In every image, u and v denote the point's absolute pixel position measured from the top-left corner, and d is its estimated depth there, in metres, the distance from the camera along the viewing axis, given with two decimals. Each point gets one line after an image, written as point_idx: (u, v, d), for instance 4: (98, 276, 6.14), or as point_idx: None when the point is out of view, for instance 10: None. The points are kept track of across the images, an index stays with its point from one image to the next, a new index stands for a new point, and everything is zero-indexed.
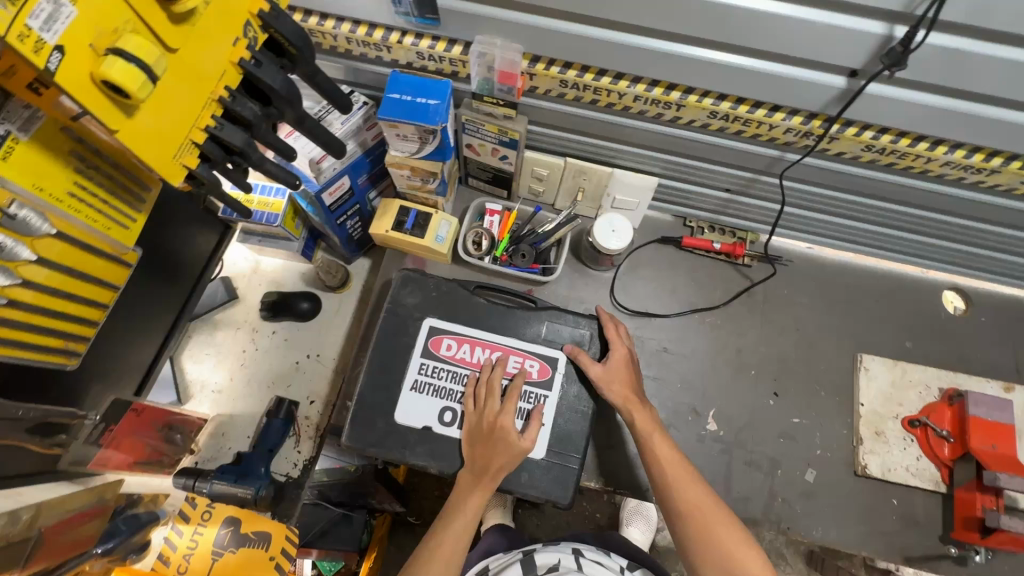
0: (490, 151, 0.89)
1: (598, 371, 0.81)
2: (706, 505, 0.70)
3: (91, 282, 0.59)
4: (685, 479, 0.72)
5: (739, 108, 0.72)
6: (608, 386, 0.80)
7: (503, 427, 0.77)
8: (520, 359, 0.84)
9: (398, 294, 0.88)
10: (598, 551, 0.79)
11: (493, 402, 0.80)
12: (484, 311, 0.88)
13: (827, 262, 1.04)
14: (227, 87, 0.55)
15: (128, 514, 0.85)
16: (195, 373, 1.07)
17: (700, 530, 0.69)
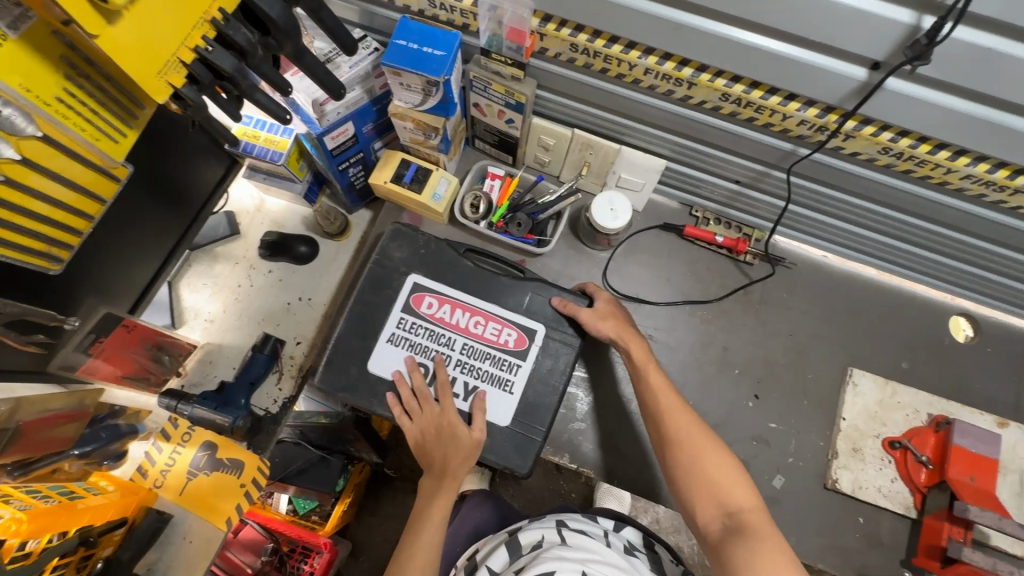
0: (497, 112, 0.88)
1: (586, 315, 0.84)
2: (700, 436, 0.73)
3: (77, 191, 0.60)
4: (679, 408, 0.76)
5: (752, 92, 0.68)
6: (600, 322, 0.83)
7: (450, 428, 0.79)
8: (499, 327, 0.84)
9: (387, 248, 0.88)
10: (582, 519, 0.82)
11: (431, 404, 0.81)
12: (470, 273, 0.87)
13: (832, 270, 1.00)
14: (222, 9, 0.54)
15: (108, 423, 0.92)
16: (190, 301, 1.09)
17: (693, 460, 0.72)
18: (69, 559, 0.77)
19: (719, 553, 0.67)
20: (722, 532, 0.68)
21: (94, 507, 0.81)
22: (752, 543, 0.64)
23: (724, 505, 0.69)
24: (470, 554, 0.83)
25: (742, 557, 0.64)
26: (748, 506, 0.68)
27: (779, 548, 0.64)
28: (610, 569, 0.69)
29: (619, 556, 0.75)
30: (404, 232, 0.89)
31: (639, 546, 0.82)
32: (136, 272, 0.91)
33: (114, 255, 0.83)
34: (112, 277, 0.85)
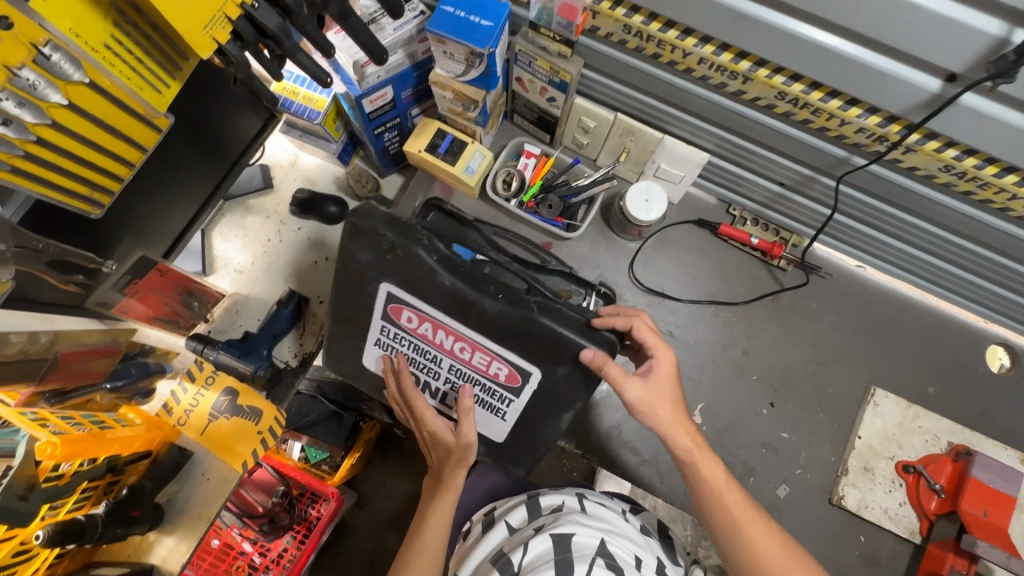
0: (539, 89, 0.85)
1: (635, 391, 0.67)
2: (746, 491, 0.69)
3: (120, 137, 0.61)
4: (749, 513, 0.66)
5: (811, 93, 0.64)
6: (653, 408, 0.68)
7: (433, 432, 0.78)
8: (486, 358, 0.71)
9: (347, 248, 0.69)
10: (602, 496, 0.82)
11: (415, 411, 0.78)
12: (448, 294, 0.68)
13: (868, 284, 0.97)
14: None
15: (139, 360, 0.96)
16: (221, 251, 1.12)
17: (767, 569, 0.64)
18: (98, 482, 0.87)
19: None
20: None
21: (123, 437, 0.88)
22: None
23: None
24: (488, 510, 0.84)
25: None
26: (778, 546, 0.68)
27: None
28: (627, 543, 0.69)
29: (635, 533, 0.75)
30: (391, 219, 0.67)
31: (654, 531, 0.83)
32: (173, 219, 0.93)
33: (155, 201, 0.86)
34: (149, 223, 0.87)
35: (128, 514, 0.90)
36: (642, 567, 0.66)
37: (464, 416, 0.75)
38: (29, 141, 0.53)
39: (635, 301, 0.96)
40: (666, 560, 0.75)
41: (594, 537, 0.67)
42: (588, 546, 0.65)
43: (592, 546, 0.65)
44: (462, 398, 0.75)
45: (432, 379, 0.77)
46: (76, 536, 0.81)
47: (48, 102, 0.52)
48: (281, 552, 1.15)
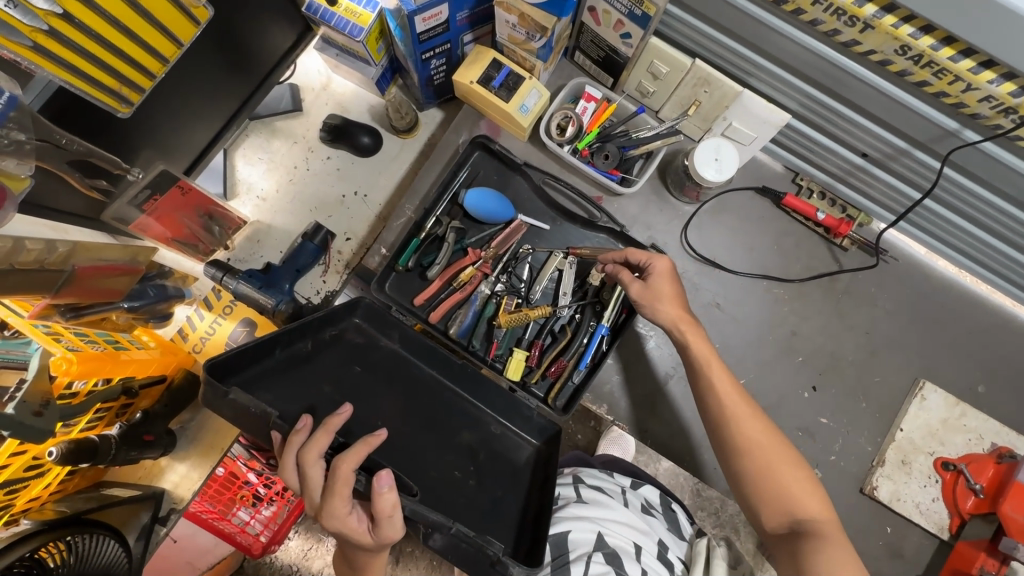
0: (614, 22, 0.77)
1: (636, 292, 0.77)
2: (804, 479, 0.69)
3: (151, 23, 0.54)
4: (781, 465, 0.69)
5: (941, 49, 0.56)
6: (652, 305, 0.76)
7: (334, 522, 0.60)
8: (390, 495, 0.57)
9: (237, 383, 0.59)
10: (599, 474, 0.83)
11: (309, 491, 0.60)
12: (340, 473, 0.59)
13: (931, 273, 0.91)
14: None
15: (156, 283, 0.90)
16: (244, 174, 1.05)
17: (759, 464, 0.69)
18: (112, 403, 0.83)
19: (788, 556, 0.67)
20: (788, 536, 0.68)
21: (138, 360, 0.85)
22: (820, 547, 0.65)
23: (793, 510, 0.68)
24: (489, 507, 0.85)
25: (813, 558, 0.64)
26: (822, 516, 0.67)
27: (849, 561, 0.64)
28: (625, 530, 0.73)
29: (636, 515, 0.76)
30: (206, 400, 0.59)
31: (656, 505, 0.81)
32: (198, 134, 0.86)
33: (186, 108, 0.79)
34: (172, 134, 0.80)
35: (141, 438, 0.88)
36: (641, 555, 0.71)
37: (385, 521, 0.58)
38: (55, 15, 0.47)
39: (685, 268, 0.91)
40: (668, 542, 0.76)
41: (590, 531, 0.72)
42: (585, 543, 0.71)
43: (589, 542, 0.71)
44: (380, 500, 0.57)
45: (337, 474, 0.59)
46: (90, 456, 0.79)
47: None
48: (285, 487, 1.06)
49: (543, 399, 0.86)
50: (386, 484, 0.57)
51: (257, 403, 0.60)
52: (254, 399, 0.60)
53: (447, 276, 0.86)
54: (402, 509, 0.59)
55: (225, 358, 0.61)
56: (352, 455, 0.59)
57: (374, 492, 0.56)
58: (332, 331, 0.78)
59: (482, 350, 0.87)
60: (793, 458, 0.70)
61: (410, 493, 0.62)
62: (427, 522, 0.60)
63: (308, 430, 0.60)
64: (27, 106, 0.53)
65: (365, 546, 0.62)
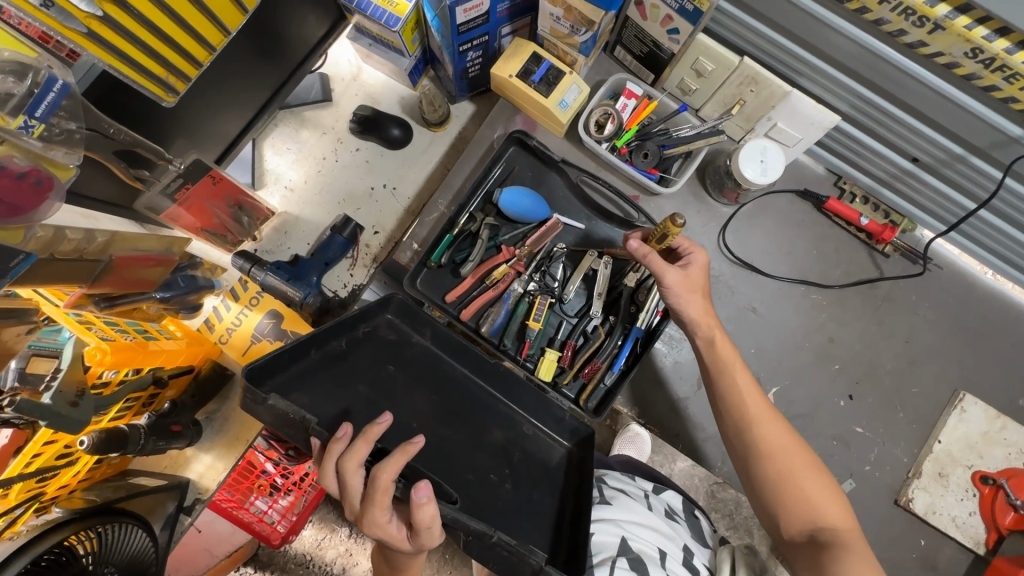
0: (662, 17, 0.75)
1: (674, 279, 0.72)
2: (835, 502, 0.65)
3: (199, 10, 0.54)
4: (823, 486, 0.66)
5: (1016, 53, 0.54)
6: (686, 295, 0.73)
7: (374, 530, 0.59)
8: (427, 508, 0.56)
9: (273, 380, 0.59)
10: (622, 477, 0.81)
11: (349, 498, 0.60)
12: (378, 486, 0.58)
13: (975, 282, 0.89)
14: None
15: (188, 273, 0.89)
16: (273, 164, 1.03)
17: (781, 468, 0.66)
18: (140, 394, 0.82)
19: (809, 562, 0.63)
20: (803, 543, 0.64)
21: (167, 351, 0.82)
22: (844, 556, 0.60)
23: (813, 516, 0.64)
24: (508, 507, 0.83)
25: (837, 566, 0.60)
26: (841, 524, 0.64)
27: (872, 567, 0.60)
28: (649, 534, 0.71)
29: (660, 520, 0.75)
30: (245, 405, 0.60)
31: (679, 511, 0.79)
32: (229, 122, 0.85)
33: (221, 95, 0.78)
34: (203, 122, 0.78)
35: (168, 428, 0.89)
36: (666, 561, 0.69)
37: (424, 531, 0.57)
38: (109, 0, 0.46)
39: (721, 271, 0.89)
40: (692, 548, 0.74)
41: (615, 535, 0.71)
42: (608, 547, 0.70)
43: (613, 546, 0.70)
44: (419, 511, 0.56)
45: (374, 484, 0.58)
46: (119, 445, 0.78)
47: None
48: (303, 477, 0.96)
49: (575, 400, 0.85)
50: (425, 495, 0.56)
51: (296, 408, 0.60)
52: (293, 405, 0.61)
53: (479, 273, 0.85)
54: (442, 519, 0.58)
55: (264, 361, 0.62)
56: (392, 464, 0.58)
57: (413, 502, 0.56)
58: (365, 328, 0.77)
59: (513, 349, 0.86)
60: (813, 461, 0.67)
61: (450, 501, 0.62)
62: (467, 530, 0.59)
63: (347, 439, 0.60)
64: (79, 95, 0.51)
65: (403, 551, 0.62)
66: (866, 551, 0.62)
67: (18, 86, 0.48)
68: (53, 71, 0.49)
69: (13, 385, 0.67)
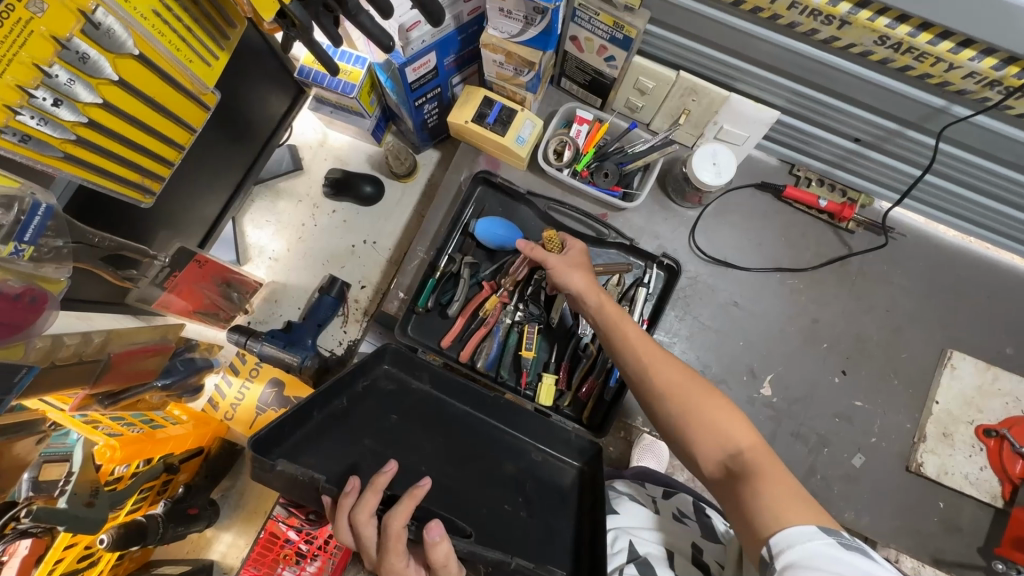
0: (597, 48, 0.80)
1: (556, 260, 0.78)
2: (736, 426, 0.62)
3: (165, 115, 0.56)
4: (726, 413, 0.63)
5: (919, 35, 0.59)
6: (569, 271, 0.76)
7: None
8: (438, 546, 0.57)
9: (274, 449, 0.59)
10: (632, 484, 0.86)
11: (365, 547, 0.62)
12: (390, 534, 0.59)
13: (941, 243, 0.92)
14: None
15: (185, 356, 0.91)
16: (255, 238, 1.07)
17: (681, 404, 0.65)
18: (154, 483, 0.84)
19: (729, 499, 0.59)
20: (724, 478, 0.61)
21: (175, 437, 0.84)
22: (755, 482, 0.57)
23: (722, 447, 0.61)
24: None
25: (753, 500, 0.56)
26: (747, 445, 0.61)
27: (788, 487, 0.56)
28: (657, 537, 0.74)
29: (668, 521, 0.78)
30: (255, 473, 0.61)
31: (689, 512, 0.82)
32: (204, 206, 0.89)
33: (194, 185, 0.82)
34: (179, 211, 0.81)
35: (186, 512, 0.90)
36: (674, 560, 0.71)
37: (442, 570, 0.58)
38: (82, 124, 0.49)
39: (698, 271, 0.93)
40: (702, 544, 0.76)
41: (623, 541, 0.73)
42: (620, 552, 0.73)
43: (624, 553, 0.72)
44: (434, 550, 0.57)
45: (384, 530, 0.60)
46: (139, 539, 0.79)
47: (99, 77, 0.48)
48: (328, 539, 0.95)
49: (577, 419, 0.88)
50: (438, 533, 0.57)
51: (303, 470, 0.61)
52: (300, 466, 0.61)
53: (467, 312, 0.88)
54: (457, 555, 0.59)
55: (266, 431, 0.62)
56: (402, 510, 0.60)
57: (427, 543, 0.57)
58: (365, 382, 0.79)
59: (511, 379, 0.89)
60: (710, 392, 0.65)
61: (465, 535, 0.63)
62: (485, 561, 0.61)
63: (356, 492, 0.61)
64: (61, 213, 0.55)
65: None
66: (781, 471, 0.58)
67: (3, 216, 0.51)
68: (35, 196, 0.52)
69: (28, 494, 0.68)
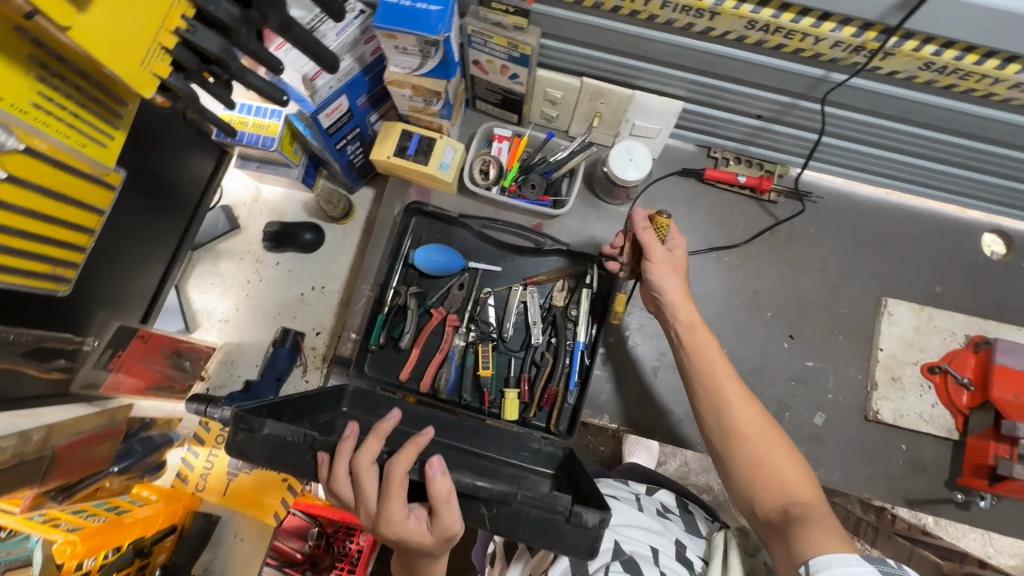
0: (499, 68, 0.82)
1: (660, 254, 0.78)
2: (797, 475, 0.65)
3: (68, 202, 0.57)
4: (787, 460, 0.66)
5: (782, 16, 0.63)
6: (669, 273, 0.78)
7: (391, 529, 0.63)
8: (440, 478, 0.62)
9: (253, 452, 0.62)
10: (614, 483, 0.85)
11: (364, 498, 0.64)
12: (392, 477, 0.62)
13: (859, 200, 0.97)
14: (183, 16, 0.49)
15: (142, 436, 0.90)
16: (201, 303, 1.06)
17: (753, 448, 0.67)
18: (127, 570, 0.80)
19: (780, 541, 0.61)
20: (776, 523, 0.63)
21: (142, 518, 0.83)
22: (812, 528, 0.59)
23: (785, 492, 0.64)
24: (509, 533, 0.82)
25: (804, 541, 0.58)
26: (811, 499, 0.63)
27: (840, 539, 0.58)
28: (641, 535, 0.73)
29: (651, 519, 0.77)
30: (238, 444, 0.62)
31: (673, 509, 0.82)
32: (140, 279, 0.88)
33: (125, 262, 0.82)
34: (110, 289, 0.80)
35: None
36: (659, 557, 0.70)
37: (443, 508, 0.62)
38: None
39: None
40: (685, 541, 0.75)
41: (608, 541, 0.71)
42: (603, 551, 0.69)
43: (607, 551, 0.70)
44: (436, 486, 0.61)
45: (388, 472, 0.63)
46: None
47: None
48: None
49: (547, 428, 0.88)
50: (439, 470, 0.62)
51: (292, 432, 0.63)
52: (288, 429, 0.64)
53: (420, 341, 0.89)
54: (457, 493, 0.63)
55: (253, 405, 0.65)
56: (404, 457, 0.64)
57: (429, 479, 0.61)
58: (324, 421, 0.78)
59: (476, 401, 0.89)
60: (782, 441, 0.67)
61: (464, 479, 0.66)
62: (488, 496, 0.62)
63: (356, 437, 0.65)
64: None
65: (425, 551, 0.64)
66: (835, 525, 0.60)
67: None
68: None
69: None
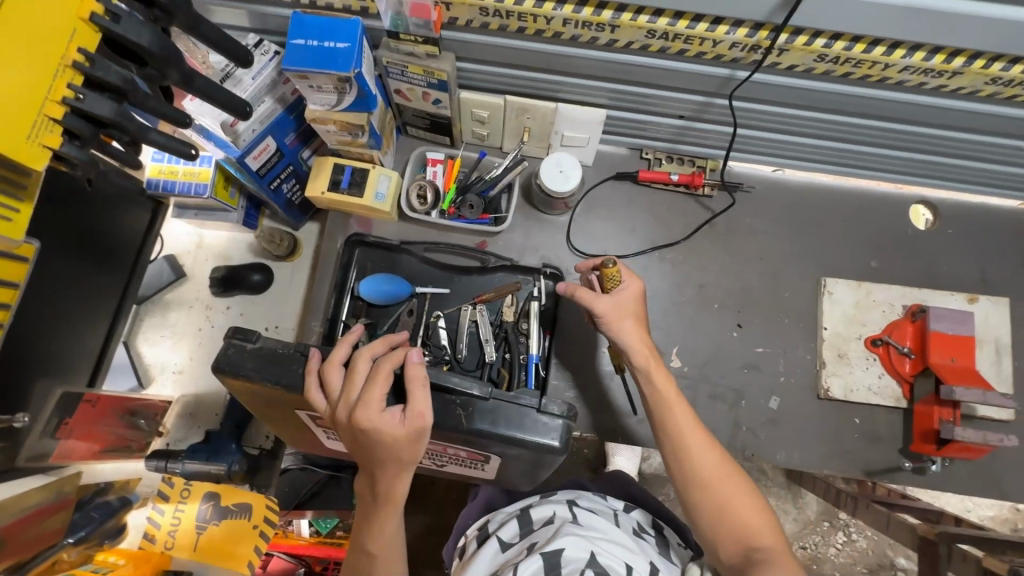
0: (421, 95, 0.83)
1: (607, 306, 0.75)
2: (757, 517, 0.65)
3: None
4: (746, 501, 0.66)
5: (677, 23, 0.65)
6: (621, 323, 0.75)
7: (366, 418, 0.59)
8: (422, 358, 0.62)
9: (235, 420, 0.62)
10: (592, 497, 0.83)
11: (346, 381, 0.62)
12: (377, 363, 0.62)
13: (790, 185, 1.00)
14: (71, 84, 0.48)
15: (98, 502, 0.86)
16: (153, 357, 1.04)
17: (715, 495, 0.66)
18: None
19: None
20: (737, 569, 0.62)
21: None
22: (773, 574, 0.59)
23: (745, 537, 0.64)
24: (481, 524, 0.83)
25: None
26: (771, 543, 0.63)
27: None
28: (618, 549, 0.69)
29: (627, 536, 0.75)
30: (229, 359, 0.64)
31: (648, 530, 0.80)
32: (83, 342, 0.86)
33: (62, 328, 0.80)
34: (50, 357, 0.79)
35: None
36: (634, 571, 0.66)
37: (420, 391, 0.60)
38: None
39: None
40: (658, 563, 0.73)
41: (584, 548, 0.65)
42: (577, 558, 0.64)
43: (581, 558, 0.64)
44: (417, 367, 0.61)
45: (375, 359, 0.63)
46: None
47: None
48: None
49: None
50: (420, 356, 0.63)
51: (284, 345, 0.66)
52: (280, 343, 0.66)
53: None
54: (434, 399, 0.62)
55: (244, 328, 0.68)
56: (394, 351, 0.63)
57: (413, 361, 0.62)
58: None
59: None
60: (742, 484, 0.67)
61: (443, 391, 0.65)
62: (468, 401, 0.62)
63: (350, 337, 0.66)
64: None
65: (395, 446, 0.60)
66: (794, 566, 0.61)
67: None
68: None
69: None
